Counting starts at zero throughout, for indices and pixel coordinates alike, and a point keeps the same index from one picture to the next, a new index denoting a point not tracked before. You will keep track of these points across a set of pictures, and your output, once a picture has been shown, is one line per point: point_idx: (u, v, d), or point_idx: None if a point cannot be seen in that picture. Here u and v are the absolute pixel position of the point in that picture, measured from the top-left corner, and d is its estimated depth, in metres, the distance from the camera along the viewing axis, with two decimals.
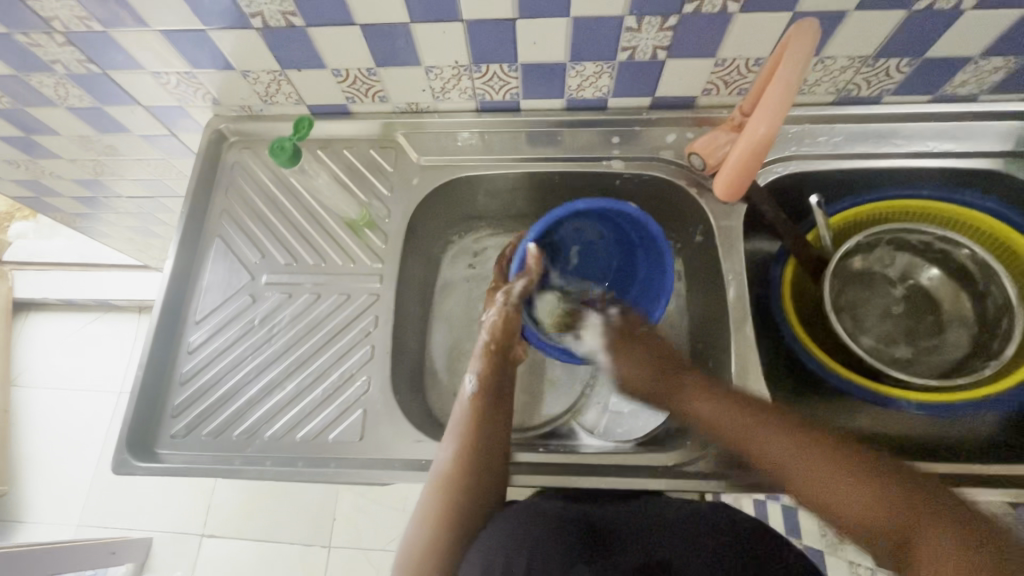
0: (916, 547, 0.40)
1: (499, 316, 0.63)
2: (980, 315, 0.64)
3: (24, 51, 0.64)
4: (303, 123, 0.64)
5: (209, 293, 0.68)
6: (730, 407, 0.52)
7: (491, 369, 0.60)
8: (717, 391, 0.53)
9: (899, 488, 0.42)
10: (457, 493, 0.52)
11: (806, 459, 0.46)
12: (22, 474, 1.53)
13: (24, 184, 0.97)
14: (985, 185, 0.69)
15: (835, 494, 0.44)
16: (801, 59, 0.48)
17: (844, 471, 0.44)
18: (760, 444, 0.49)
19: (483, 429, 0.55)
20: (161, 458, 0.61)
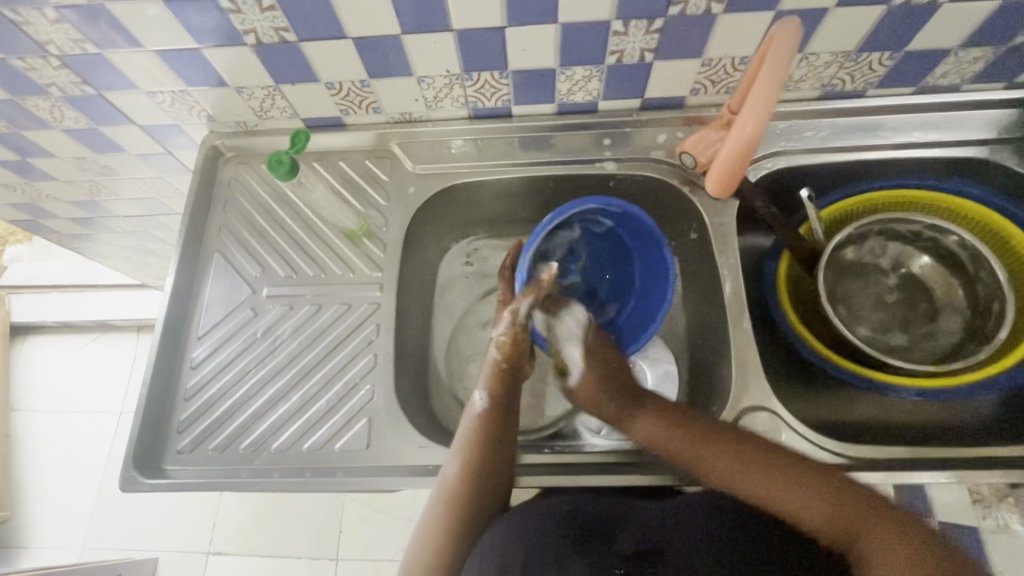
0: (863, 543, 0.44)
1: (507, 334, 0.63)
2: (972, 300, 0.66)
3: (19, 76, 0.65)
4: (300, 136, 0.65)
5: (210, 308, 0.69)
6: (682, 429, 0.55)
7: (501, 380, 0.62)
8: (665, 415, 0.57)
9: (831, 489, 0.47)
10: (473, 484, 0.55)
11: (757, 466, 0.50)
12: (24, 499, 1.52)
13: (21, 207, 0.97)
14: (970, 173, 0.71)
15: (796, 504, 0.47)
16: (784, 57, 0.49)
17: (806, 484, 0.47)
18: (716, 462, 0.52)
19: (496, 430, 0.58)
20: (168, 474, 0.61)
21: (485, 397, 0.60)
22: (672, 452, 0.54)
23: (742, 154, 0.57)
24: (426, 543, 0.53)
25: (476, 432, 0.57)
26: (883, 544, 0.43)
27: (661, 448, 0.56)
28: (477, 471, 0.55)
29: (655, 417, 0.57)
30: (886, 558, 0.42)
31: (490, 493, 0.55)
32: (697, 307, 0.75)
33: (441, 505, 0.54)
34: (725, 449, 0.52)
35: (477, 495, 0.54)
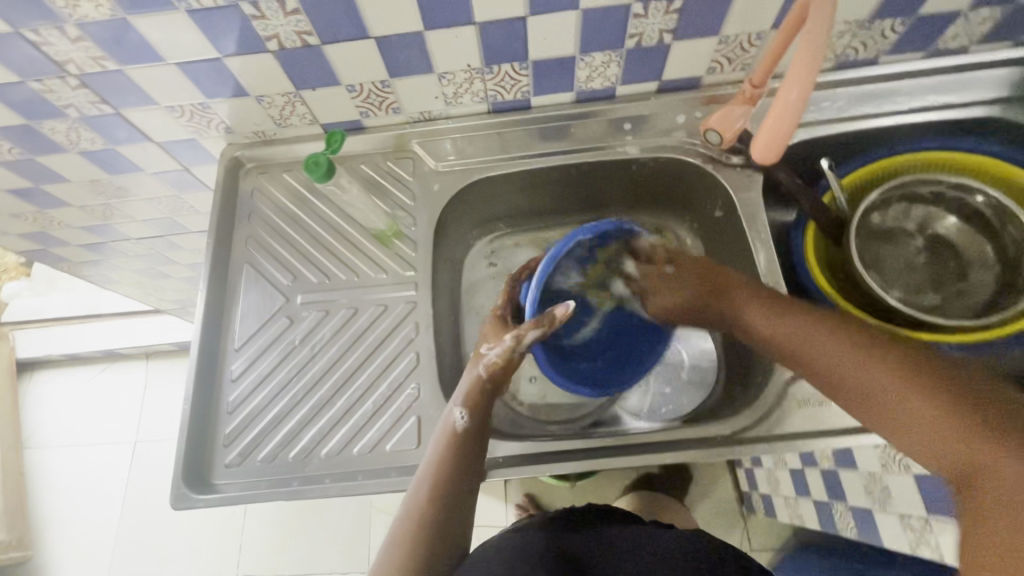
0: (991, 478, 0.38)
1: (503, 357, 0.62)
2: (1002, 255, 0.67)
3: (37, 98, 0.64)
4: (337, 136, 0.66)
5: (246, 319, 0.68)
6: (811, 326, 0.54)
7: (481, 398, 0.61)
8: (761, 294, 0.60)
9: (944, 395, 0.43)
10: (441, 499, 0.53)
11: (874, 365, 0.48)
12: (43, 537, 1.49)
13: (31, 236, 0.96)
14: (985, 132, 0.72)
15: (874, 379, 0.47)
16: (821, 27, 0.48)
17: (918, 376, 0.45)
18: (830, 348, 0.51)
19: (465, 448, 0.57)
20: (219, 488, 0.60)
21: (465, 413, 0.59)
22: (801, 353, 0.54)
23: (787, 123, 0.57)
24: (396, 552, 0.51)
25: (451, 448, 0.56)
26: (939, 415, 0.42)
27: (780, 341, 0.56)
28: (446, 483, 0.54)
29: (779, 308, 0.58)
30: (935, 431, 0.42)
31: (454, 511, 0.54)
32: None
33: (409, 518, 0.53)
34: (872, 358, 0.48)
35: (445, 512, 0.53)
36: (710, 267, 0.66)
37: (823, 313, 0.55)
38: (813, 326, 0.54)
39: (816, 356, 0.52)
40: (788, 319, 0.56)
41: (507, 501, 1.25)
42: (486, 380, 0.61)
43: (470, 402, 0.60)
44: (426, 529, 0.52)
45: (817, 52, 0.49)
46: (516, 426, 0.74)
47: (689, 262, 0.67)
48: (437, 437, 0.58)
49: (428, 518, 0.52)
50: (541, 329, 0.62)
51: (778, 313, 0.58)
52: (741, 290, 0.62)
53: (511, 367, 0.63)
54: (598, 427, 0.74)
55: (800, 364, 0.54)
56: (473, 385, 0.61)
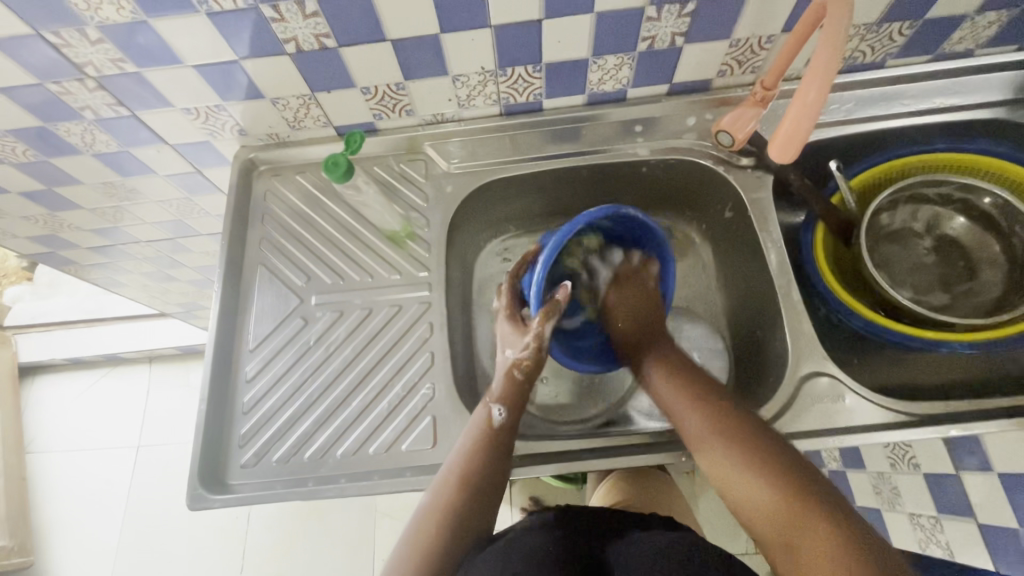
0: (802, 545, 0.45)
1: (530, 355, 0.64)
2: (1009, 255, 0.67)
3: (54, 101, 0.64)
4: (355, 136, 0.66)
5: (260, 320, 0.68)
6: (712, 418, 0.55)
7: (517, 395, 0.63)
8: (674, 368, 0.63)
9: (796, 480, 0.48)
10: (469, 491, 0.55)
11: (731, 448, 0.52)
12: (45, 543, 1.48)
13: (40, 238, 0.96)
14: (991, 134, 0.73)
15: (757, 494, 0.49)
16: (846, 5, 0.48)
17: (770, 465, 0.50)
18: (720, 453, 0.52)
19: (495, 445, 0.58)
20: (234, 489, 0.60)
21: (503, 411, 0.61)
22: (695, 439, 0.55)
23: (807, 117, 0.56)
24: (418, 535, 0.53)
25: (486, 440, 0.58)
26: (824, 542, 0.44)
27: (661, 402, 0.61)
28: (477, 475, 0.56)
29: (681, 389, 0.60)
30: (816, 552, 0.44)
31: (481, 504, 0.55)
32: (738, 284, 0.76)
33: (435, 507, 0.54)
34: (734, 440, 0.52)
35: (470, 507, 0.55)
36: (660, 323, 0.69)
37: (714, 390, 0.58)
38: (709, 416, 0.55)
39: (704, 454, 0.54)
40: (683, 383, 0.61)
41: (513, 504, 1.24)
42: (520, 379, 0.64)
43: (505, 400, 0.62)
44: (451, 517, 0.54)
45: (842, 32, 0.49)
46: (530, 427, 0.74)
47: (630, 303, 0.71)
48: (470, 431, 0.59)
49: (453, 509, 0.54)
50: (553, 314, 0.65)
51: (682, 404, 0.58)
52: (665, 353, 0.65)
53: (539, 364, 0.66)
54: (611, 427, 0.74)
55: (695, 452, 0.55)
56: (505, 381, 0.63)
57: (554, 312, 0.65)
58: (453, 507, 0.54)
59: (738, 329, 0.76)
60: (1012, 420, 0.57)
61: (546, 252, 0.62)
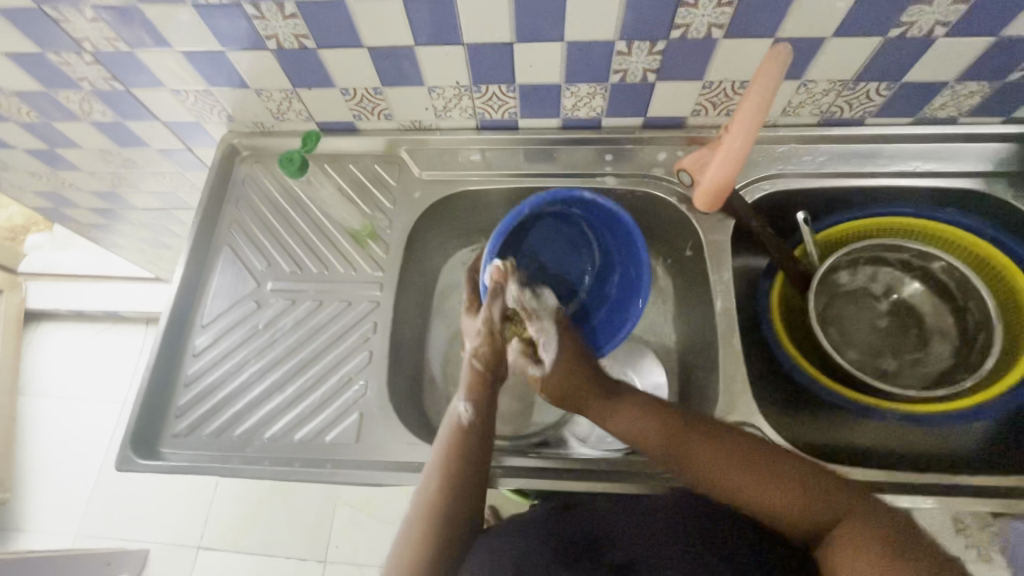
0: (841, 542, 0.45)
1: (486, 343, 0.64)
2: (960, 328, 0.67)
3: (54, 70, 0.68)
4: (311, 136, 0.70)
5: (216, 298, 0.71)
6: (707, 445, 0.53)
7: (481, 388, 0.62)
8: (647, 407, 0.58)
9: (796, 476, 0.49)
10: (458, 487, 0.54)
11: (739, 462, 0.51)
12: (24, 483, 1.54)
13: (44, 194, 1.01)
14: (966, 204, 0.72)
15: (780, 502, 0.49)
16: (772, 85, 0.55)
17: (767, 469, 0.50)
18: (733, 472, 0.51)
19: (473, 435, 0.58)
20: (164, 456, 0.63)
21: (469, 406, 0.61)
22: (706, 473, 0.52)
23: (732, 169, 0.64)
24: (412, 539, 0.51)
25: (461, 436, 0.58)
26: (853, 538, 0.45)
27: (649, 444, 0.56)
28: (465, 472, 0.54)
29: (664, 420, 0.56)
30: (859, 555, 0.44)
31: (472, 498, 0.54)
32: (690, 322, 0.76)
33: (424, 506, 0.52)
34: (730, 456, 0.52)
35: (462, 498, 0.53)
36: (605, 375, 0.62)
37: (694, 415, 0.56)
38: (711, 447, 0.53)
39: (724, 482, 0.51)
40: (658, 423, 0.56)
41: None
42: (479, 368, 0.64)
43: (472, 396, 0.62)
44: (447, 518, 0.51)
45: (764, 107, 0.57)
46: None
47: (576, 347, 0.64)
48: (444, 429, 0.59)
49: (440, 510, 0.52)
50: (502, 297, 0.65)
51: (676, 440, 0.54)
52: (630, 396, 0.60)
53: (496, 352, 0.65)
54: (544, 448, 0.75)
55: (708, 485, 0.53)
56: (472, 378, 0.63)
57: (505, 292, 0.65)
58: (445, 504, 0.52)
59: (684, 367, 0.76)
60: (933, 497, 0.56)
61: (489, 252, 0.66)
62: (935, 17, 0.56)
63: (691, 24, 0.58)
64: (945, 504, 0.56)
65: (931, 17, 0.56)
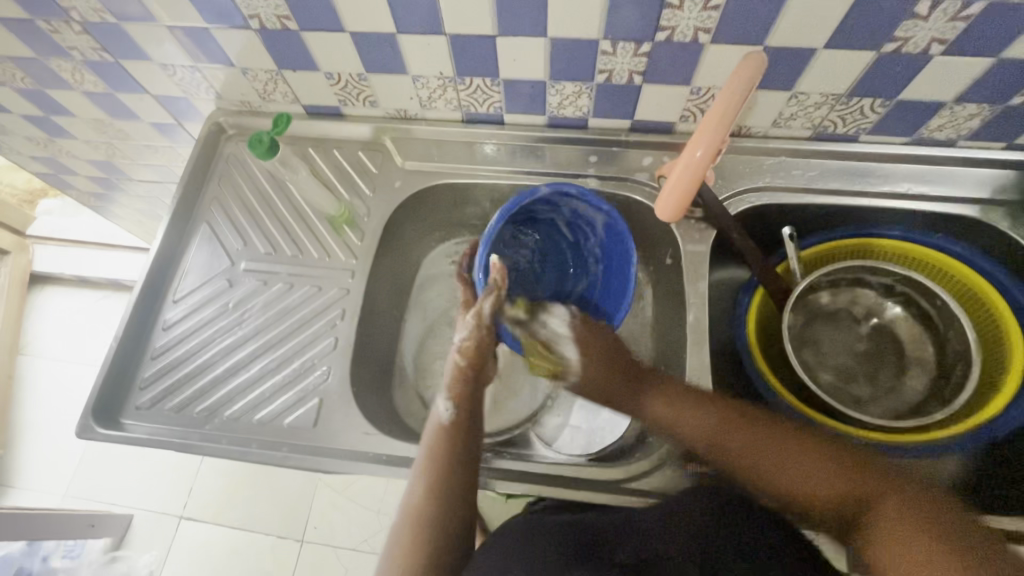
0: (879, 519, 0.42)
1: (472, 337, 0.63)
2: (939, 359, 0.65)
3: (45, 38, 0.69)
4: (282, 119, 0.69)
5: (190, 274, 0.72)
6: (753, 433, 0.50)
7: (467, 392, 0.61)
8: (682, 394, 0.55)
9: (829, 455, 0.46)
10: (439, 496, 0.51)
11: (771, 441, 0.49)
12: (17, 440, 1.57)
13: (43, 161, 1.03)
14: (959, 230, 0.69)
15: (817, 483, 0.46)
16: (737, 99, 0.52)
17: (805, 446, 0.47)
18: (774, 456, 0.48)
19: (462, 433, 0.57)
20: (125, 427, 0.64)
21: (450, 404, 0.59)
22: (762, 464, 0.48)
23: (690, 184, 0.61)
24: (401, 541, 0.49)
25: (445, 433, 0.56)
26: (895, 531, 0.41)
27: (680, 429, 0.53)
28: (449, 475, 0.53)
29: (701, 408, 0.53)
30: (894, 528, 0.41)
31: (459, 497, 0.52)
32: (664, 332, 0.75)
33: (408, 512, 0.51)
34: (766, 432, 0.50)
35: (454, 503, 0.52)
36: (643, 367, 0.59)
37: (744, 402, 0.53)
38: (753, 432, 0.50)
39: (758, 468, 0.48)
40: (689, 404, 0.54)
41: None
42: (464, 367, 0.62)
43: (455, 395, 0.60)
44: (432, 525, 0.50)
45: (727, 122, 0.53)
46: None
47: (603, 346, 0.62)
48: (429, 434, 0.57)
49: (430, 513, 0.50)
50: (495, 296, 0.63)
51: (718, 425, 0.52)
52: (656, 389, 0.57)
53: (483, 352, 0.64)
54: (509, 448, 0.74)
55: (739, 470, 0.50)
56: (454, 378, 0.61)
57: (501, 292, 0.64)
58: (429, 508, 0.51)
59: None
60: None
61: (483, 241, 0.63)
62: (931, 33, 0.54)
63: (677, 26, 0.57)
64: None
65: (927, 33, 0.54)
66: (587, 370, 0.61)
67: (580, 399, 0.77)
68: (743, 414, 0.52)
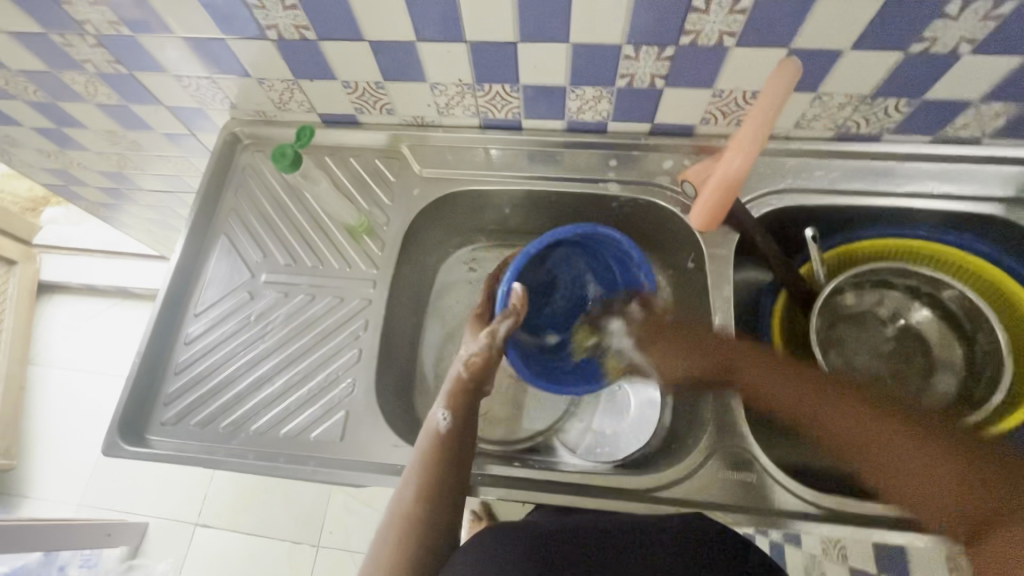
0: (992, 535, 0.54)
1: (479, 354, 0.62)
2: (967, 360, 0.65)
3: (59, 51, 0.68)
4: (305, 131, 0.69)
5: (210, 287, 0.72)
6: (869, 421, 0.61)
7: (463, 397, 0.60)
8: (773, 368, 0.65)
9: (929, 449, 0.58)
10: (432, 499, 0.53)
11: (908, 447, 0.59)
12: (30, 450, 1.57)
13: (54, 172, 1.02)
14: (984, 229, 0.69)
15: (910, 460, 0.58)
16: (779, 94, 0.52)
17: (905, 429, 0.60)
18: (880, 445, 0.60)
19: (452, 442, 0.57)
20: (151, 444, 0.64)
21: (448, 412, 0.59)
22: (866, 465, 0.60)
23: (728, 194, 0.60)
24: (382, 547, 0.51)
25: (437, 444, 0.56)
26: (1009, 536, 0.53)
27: (789, 410, 0.64)
28: (434, 485, 0.54)
29: (789, 376, 0.64)
30: (984, 511, 0.55)
31: (447, 504, 0.54)
32: None
33: (397, 515, 0.53)
34: (864, 410, 0.61)
35: (438, 509, 0.53)
36: (722, 361, 0.66)
37: (826, 377, 0.63)
38: (844, 416, 0.61)
39: (863, 449, 0.60)
40: (799, 385, 0.64)
41: None
42: (464, 379, 0.61)
43: (454, 404, 0.60)
44: (417, 531, 0.52)
45: (766, 125, 0.54)
46: None
47: (698, 330, 0.71)
48: (425, 435, 0.57)
49: (418, 517, 0.52)
50: (513, 321, 0.64)
51: (807, 399, 0.63)
52: (743, 346, 0.66)
53: (490, 365, 0.63)
54: (532, 455, 0.74)
55: (850, 447, 0.61)
56: (454, 387, 0.60)
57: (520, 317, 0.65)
58: (414, 515, 0.52)
59: None
60: None
61: (519, 259, 0.68)
62: (960, 33, 0.53)
63: (702, 30, 0.56)
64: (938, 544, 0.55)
65: (956, 32, 0.53)
66: (671, 368, 0.71)
67: (602, 405, 0.77)
68: (850, 392, 0.63)
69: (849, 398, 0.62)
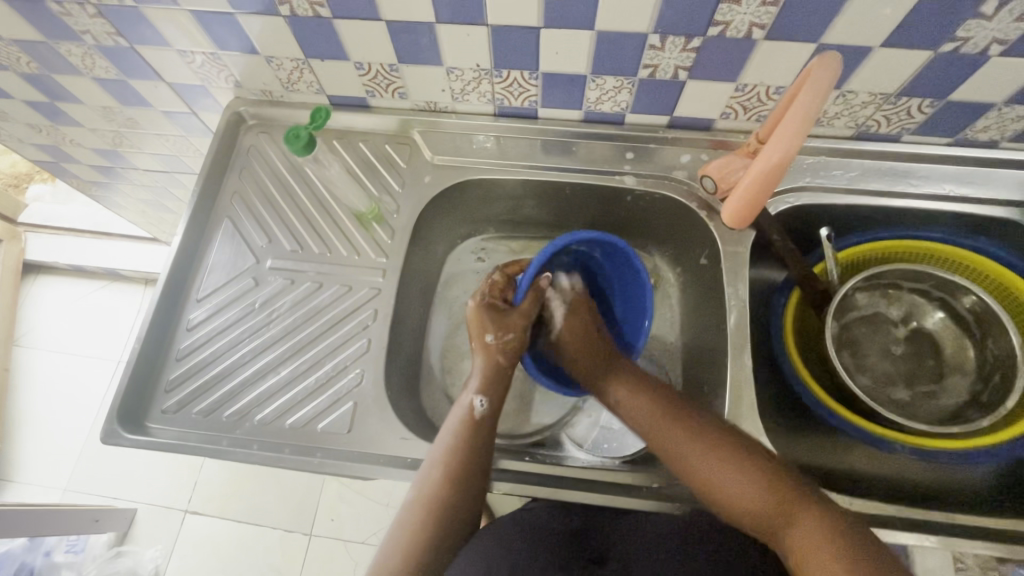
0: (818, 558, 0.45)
1: (512, 330, 0.65)
2: (979, 364, 0.65)
3: (56, 20, 0.65)
4: (321, 112, 0.67)
5: (213, 273, 0.70)
6: (715, 449, 0.53)
7: (495, 380, 0.63)
8: (642, 387, 0.61)
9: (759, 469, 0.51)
10: (455, 486, 0.55)
11: (720, 462, 0.52)
12: (14, 433, 1.52)
13: (45, 148, 0.99)
14: (998, 234, 0.69)
15: (750, 495, 0.50)
16: (807, 115, 0.51)
17: (729, 455, 0.52)
18: (695, 456, 0.53)
19: (478, 432, 0.59)
20: (151, 432, 0.62)
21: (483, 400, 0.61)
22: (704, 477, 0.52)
23: (775, 175, 0.58)
24: (401, 527, 0.53)
25: (470, 430, 0.59)
26: (818, 535, 0.46)
27: (642, 423, 0.59)
28: (463, 471, 0.56)
29: (665, 421, 0.57)
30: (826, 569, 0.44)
31: (475, 494, 0.56)
32: (699, 330, 0.74)
33: (421, 500, 0.55)
34: (695, 445, 0.54)
35: (461, 494, 0.55)
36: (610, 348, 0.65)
37: (694, 415, 0.56)
38: (703, 444, 0.54)
39: (675, 454, 0.55)
40: (649, 408, 0.59)
41: None
42: (503, 364, 0.64)
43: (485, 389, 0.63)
44: (437, 512, 0.54)
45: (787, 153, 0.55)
46: None
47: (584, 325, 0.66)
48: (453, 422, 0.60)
49: (439, 501, 0.54)
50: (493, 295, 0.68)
51: (664, 425, 0.57)
52: (627, 373, 0.63)
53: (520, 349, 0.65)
54: (540, 449, 0.73)
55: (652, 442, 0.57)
56: (490, 367, 0.63)
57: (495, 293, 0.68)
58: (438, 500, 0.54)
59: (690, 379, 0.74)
60: (936, 537, 0.56)
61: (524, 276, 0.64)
62: (992, 34, 0.53)
63: (731, 21, 0.55)
64: (947, 545, 0.56)
65: (989, 33, 0.53)
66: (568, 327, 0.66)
67: None
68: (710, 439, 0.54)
69: (711, 440, 0.54)
